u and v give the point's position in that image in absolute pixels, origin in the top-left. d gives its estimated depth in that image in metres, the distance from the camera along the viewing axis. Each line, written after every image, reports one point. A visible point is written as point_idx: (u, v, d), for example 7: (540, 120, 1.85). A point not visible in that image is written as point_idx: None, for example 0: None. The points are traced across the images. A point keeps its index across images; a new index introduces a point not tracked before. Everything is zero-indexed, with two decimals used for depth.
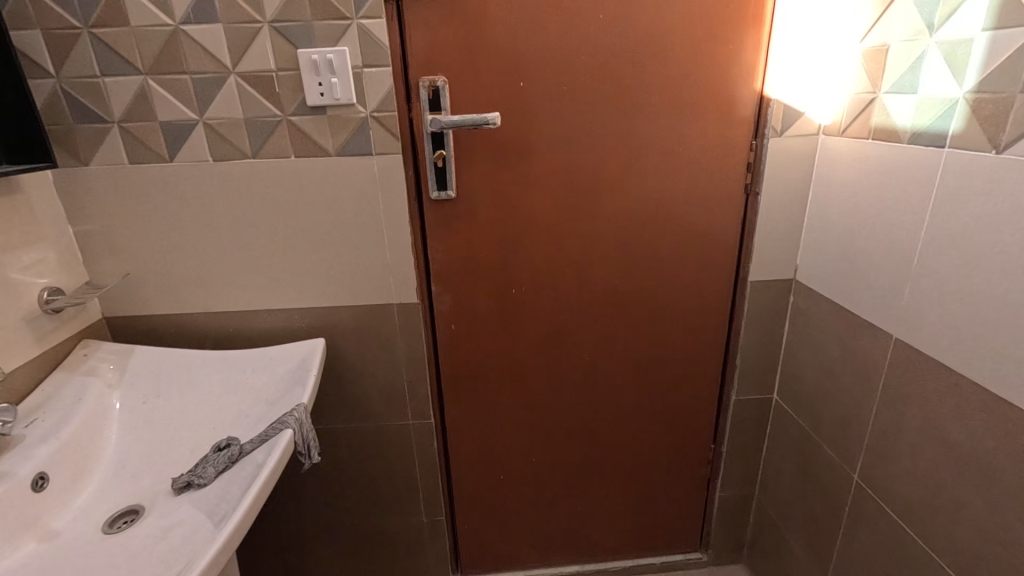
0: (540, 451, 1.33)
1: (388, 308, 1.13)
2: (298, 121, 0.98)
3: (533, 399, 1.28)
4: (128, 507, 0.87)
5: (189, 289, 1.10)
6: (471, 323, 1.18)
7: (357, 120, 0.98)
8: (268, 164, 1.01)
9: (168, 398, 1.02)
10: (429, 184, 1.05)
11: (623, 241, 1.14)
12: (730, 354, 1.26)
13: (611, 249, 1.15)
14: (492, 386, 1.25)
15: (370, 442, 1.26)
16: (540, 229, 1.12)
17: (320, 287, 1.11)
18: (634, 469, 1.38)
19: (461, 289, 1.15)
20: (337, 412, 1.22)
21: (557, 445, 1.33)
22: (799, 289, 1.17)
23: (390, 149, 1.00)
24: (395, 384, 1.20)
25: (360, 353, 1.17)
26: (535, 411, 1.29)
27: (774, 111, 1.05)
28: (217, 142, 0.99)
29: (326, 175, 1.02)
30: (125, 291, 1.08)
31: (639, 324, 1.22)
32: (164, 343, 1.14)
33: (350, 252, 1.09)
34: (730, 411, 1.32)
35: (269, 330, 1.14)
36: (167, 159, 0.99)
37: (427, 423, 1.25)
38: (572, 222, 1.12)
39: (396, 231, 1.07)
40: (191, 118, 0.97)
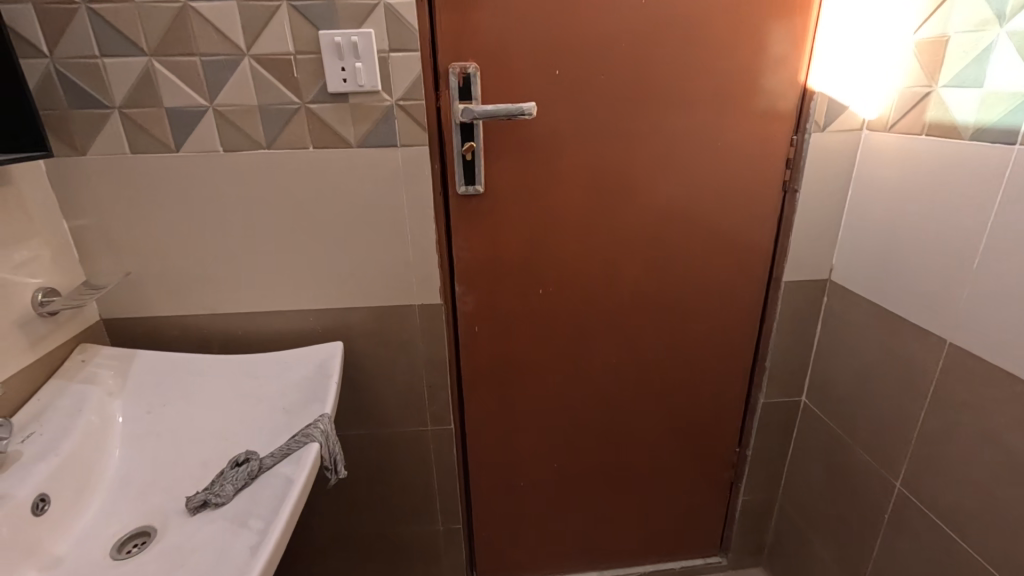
0: (562, 456, 1.28)
1: (409, 309, 1.07)
2: (318, 108, 0.91)
3: (556, 404, 1.22)
4: (139, 529, 0.81)
5: (196, 289, 1.02)
6: (494, 325, 1.12)
7: (381, 109, 0.91)
8: (284, 155, 0.94)
9: (175, 407, 0.94)
10: (456, 178, 0.98)
11: (656, 239, 1.09)
12: (760, 356, 1.23)
13: (642, 248, 1.09)
14: (514, 390, 1.20)
15: (385, 449, 1.20)
16: (570, 226, 1.06)
17: (337, 288, 1.05)
18: (657, 474, 1.34)
19: (486, 289, 1.09)
20: (353, 418, 1.16)
21: (579, 450, 1.28)
22: (834, 290, 1.14)
23: (416, 140, 0.94)
24: (414, 389, 1.14)
25: (378, 356, 1.11)
26: (558, 416, 1.24)
27: (817, 105, 1.00)
28: (228, 131, 0.91)
29: (346, 168, 0.95)
30: (125, 291, 1.01)
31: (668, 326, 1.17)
32: (168, 346, 1.06)
33: (370, 250, 1.02)
34: (756, 415, 1.28)
35: (281, 333, 1.07)
36: (173, 149, 0.92)
37: (446, 429, 1.19)
38: (603, 220, 1.06)
39: (420, 228, 1.01)
40: (200, 104, 0.89)
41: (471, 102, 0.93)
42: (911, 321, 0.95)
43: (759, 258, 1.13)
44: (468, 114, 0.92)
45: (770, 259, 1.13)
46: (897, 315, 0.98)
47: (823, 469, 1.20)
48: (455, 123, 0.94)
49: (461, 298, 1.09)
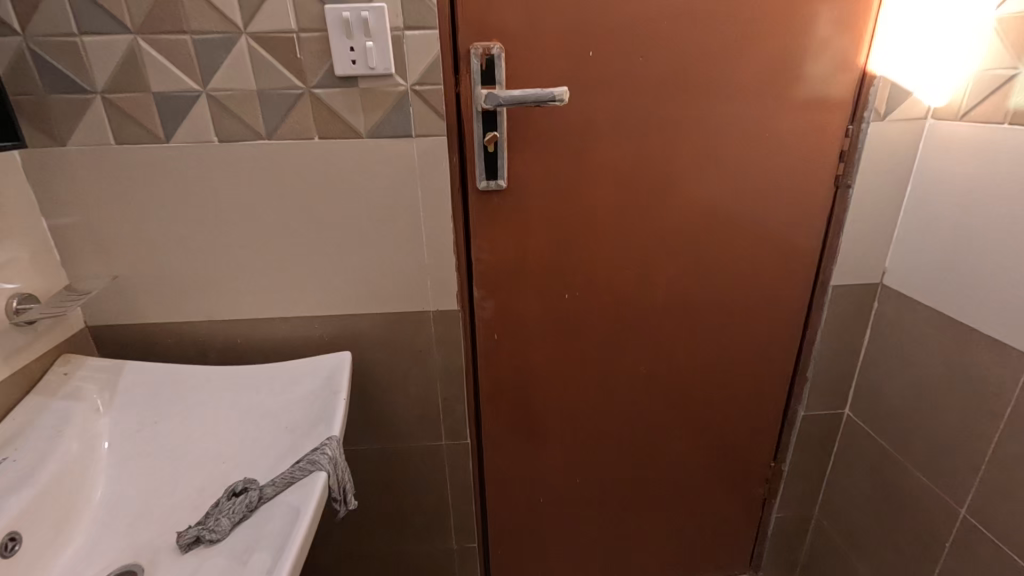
0: (585, 472, 1.19)
1: (424, 316, 0.98)
2: (324, 94, 0.81)
3: (581, 417, 1.13)
4: (127, 565, 0.72)
5: (190, 294, 0.93)
6: (516, 333, 1.03)
7: (394, 95, 0.82)
8: (286, 146, 0.84)
9: (167, 425, 0.85)
10: (477, 172, 0.89)
11: (694, 240, 0.99)
12: (801, 366, 1.13)
13: (680, 249, 1.00)
14: (536, 403, 1.11)
15: (396, 466, 1.11)
16: (600, 226, 0.96)
17: (345, 292, 0.95)
18: (686, 490, 1.25)
19: (507, 294, 0.99)
20: (361, 432, 1.07)
21: (604, 466, 1.19)
22: (887, 295, 1.04)
23: (433, 130, 0.84)
24: (428, 402, 1.05)
25: (390, 367, 1.01)
26: (583, 429, 1.15)
27: (878, 91, 0.91)
28: (225, 119, 0.82)
29: (355, 160, 0.86)
30: (113, 297, 0.92)
31: (704, 333, 1.08)
32: (159, 356, 0.97)
33: (382, 251, 0.93)
34: (795, 428, 1.19)
35: (283, 341, 0.98)
36: (163, 140, 0.82)
37: (462, 444, 1.10)
38: (637, 218, 0.97)
39: (437, 227, 0.91)
40: (192, 89, 0.80)
41: (495, 87, 0.83)
42: (983, 331, 0.85)
43: (806, 260, 1.03)
44: (493, 100, 0.81)
45: (816, 261, 1.04)
46: (965, 324, 0.88)
47: (870, 488, 1.11)
48: (476, 112, 0.84)
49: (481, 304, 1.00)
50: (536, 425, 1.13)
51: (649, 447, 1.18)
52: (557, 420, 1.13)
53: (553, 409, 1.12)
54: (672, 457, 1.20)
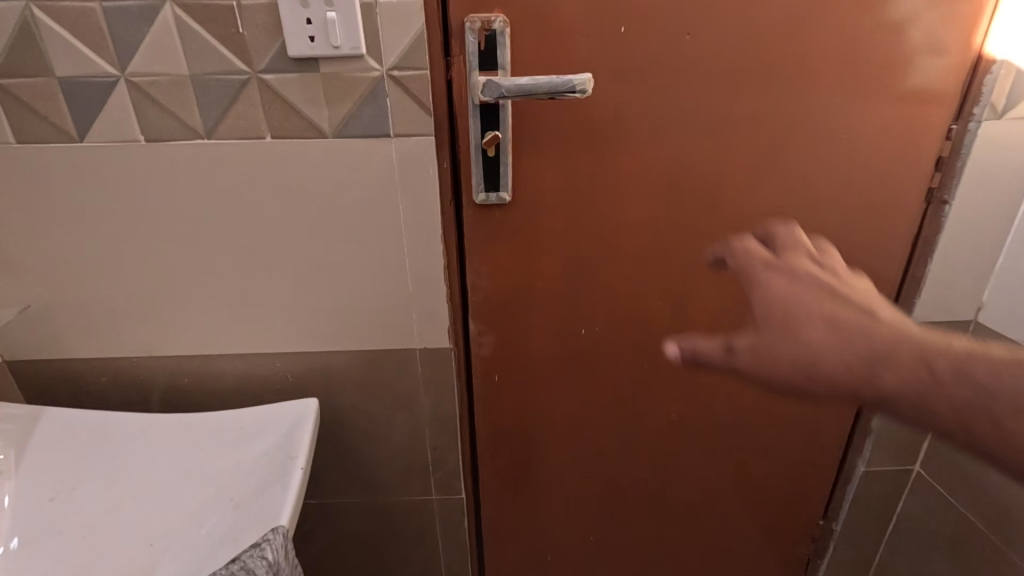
0: (600, 530, 1.01)
1: (409, 354, 0.80)
2: (276, 81, 0.63)
3: (598, 470, 0.95)
4: None
5: (125, 325, 0.76)
6: (521, 374, 0.85)
7: (366, 83, 0.63)
8: (231, 147, 0.66)
9: (87, 493, 0.69)
10: (472, 182, 0.70)
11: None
12: (866, 415, 0.94)
13: (725, 277, 0.81)
14: (544, 453, 0.93)
15: (378, 522, 0.94)
16: (627, 248, 0.78)
17: (313, 325, 0.78)
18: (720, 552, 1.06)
19: (511, 328, 0.81)
20: (336, 484, 0.90)
21: (623, 524, 1.01)
22: (982, 335, 0.85)
23: (417, 129, 0.66)
24: (415, 451, 0.88)
25: (368, 412, 0.84)
26: (599, 484, 0.97)
27: (996, 80, 0.70)
28: (151, 112, 0.64)
29: (319, 166, 0.68)
30: (31, 327, 0.75)
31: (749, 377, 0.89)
32: (92, 397, 0.81)
33: (355, 277, 0.75)
34: (852, 484, 1.00)
35: (240, 381, 0.81)
36: (76, 138, 0.65)
37: (456, 498, 0.93)
38: (674, 239, 0.78)
39: (423, 248, 0.73)
40: (107, 73, 0.62)
41: (497, 73, 0.64)
42: None
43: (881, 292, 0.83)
44: (494, 91, 0.63)
45: (894, 293, 0.84)
46: None
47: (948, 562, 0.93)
48: (472, 105, 0.66)
49: (479, 340, 0.82)
50: (543, 478, 0.95)
51: (677, 504, 1.00)
52: (569, 473, 0.95)
53: (564, 461, 0.94)
54: (704, 517, 1.01)
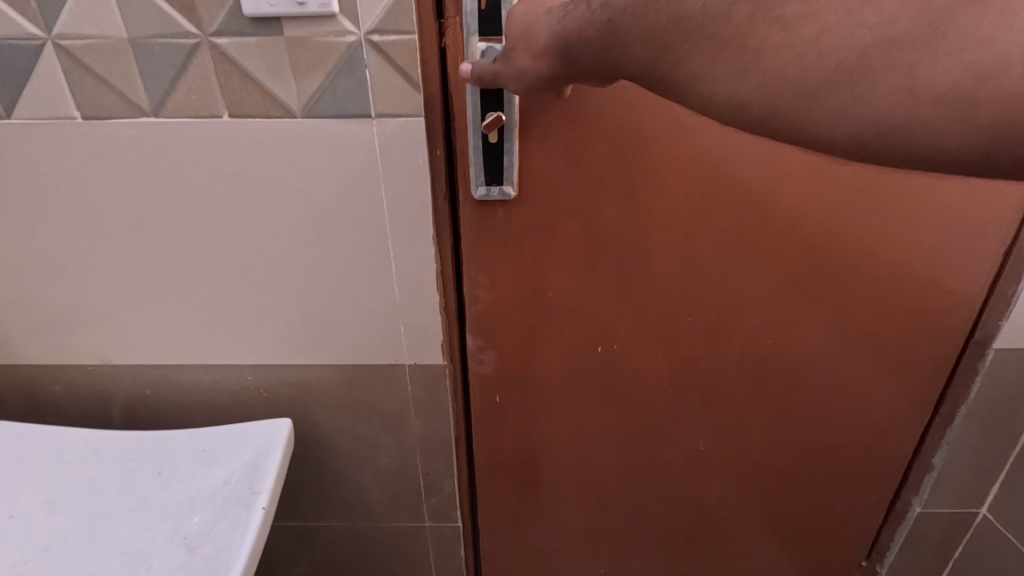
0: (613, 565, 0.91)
1: (396, 371, 0.70)
2: (231, 47, 0.52)
3: (611, 502, 0.84)
4: None
5: (76, 329, 0.67)
6: (527, 395, 0.74)
7: (339, 50, 0.52)
8: (183, 130, 0.56)
9: (24, 522, 0.60)
10: (470, 174, 0.58)
11: (792, 281, 0.67)
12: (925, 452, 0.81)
13: (771, 293, 0.68)
14: (551, 482, 0.82)
15: (365, 550, 0.85)
16: (655, 258, 0.66)
17: (288, 335, 0.68)
18: None
19: (515, 346, 0.70)
20: (318, 507, 0.81)
21: (639, 559, 0.90)
22: None
23: (403, 108, 0.54)
24: (406, 475, 0.79)
25: (352, 433, 0.75)
26: (612, 517, 0.86)
27: None
28: (85, 84, 0.53)
29: (288, 152, 0.57)
30: None
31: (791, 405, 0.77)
32: (45, 408, 0.72)
33: (334, 281, 0.64)
34: (904, 526, 0.87)
35: (208, 395, 0.72)
36: (1, 114, 0.55)
37: (451, 526, 0.83)
38: (712, 249, 0.65)
39: (413, 250, 0.62)
40: (31, 35, 0.51)
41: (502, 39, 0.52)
42: None
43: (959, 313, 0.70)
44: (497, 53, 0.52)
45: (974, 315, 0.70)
46: None
47: None
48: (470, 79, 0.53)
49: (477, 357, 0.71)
50: (549, 509, 0.85)
51: (701, 541, 0.88)
52: (579, 504, 0.84)
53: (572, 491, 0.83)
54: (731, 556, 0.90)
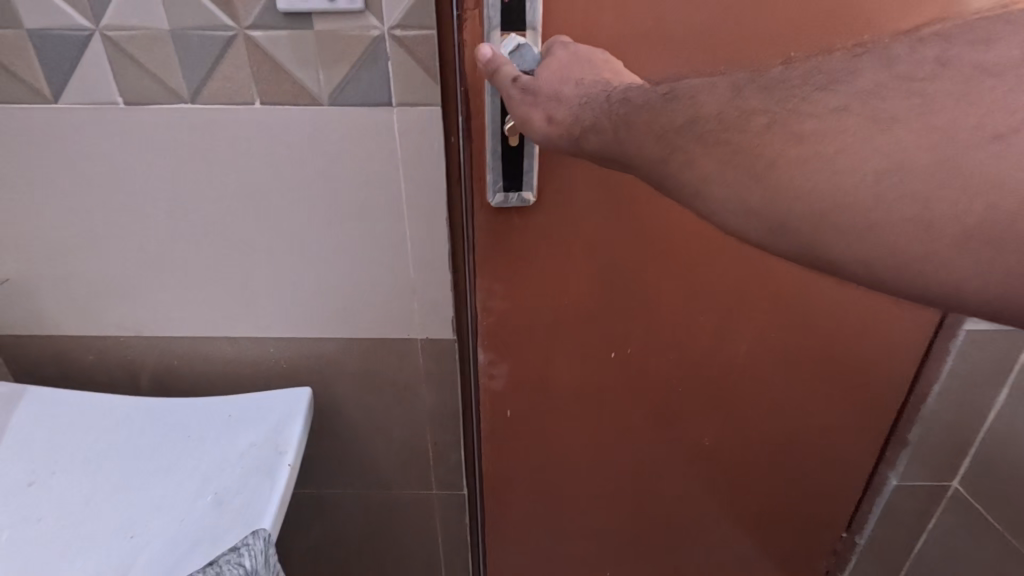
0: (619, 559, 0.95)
1: (409, 345, 0.75)
2: (265, 39, 0.56)
3: (614, 499, 0.88)
4: None
5: (110, 304, 0.72)
6: (534, 401, 0.77)
7: (365, 44, 0.56)
8: (217, 116, 0.60)
9: (65, 481, 0.65)
10: (486, 180, 0.60)
11: (786, 289, 0.71)
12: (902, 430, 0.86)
13: (765, 302, 0.72)
14: (558, 484, 0.85)
15: (375, 517, 0.91)
16: (657, 270, 0.68)
17: (309, 310, 0.73)
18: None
19: (523, 355, 0.73)
20: (333, 475, 0.86)
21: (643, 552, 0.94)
22: None
23: (421, 97, 0.59)
24: (415, 446, 0.84)
25: (366, 404, 0.80)
26: (614, 514, 0.89)
27: None
28: (128, 71, 0.58)
29: (314, 138, 0.61)
30: (13, 303, 0.71)
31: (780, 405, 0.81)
32: (80, 377, 0.77)
33: (355, 261, 0.69)
34: (882, 498, 0.93)
35: (233, 367, 0.77)
36: (50, 100, 0.59)
37: (457, 495, 0.88)
38: (712, 263, 0.68)
39: (426, 229, 0.67)
40: (81, 27, 0.56)
41: (525, 34, 0.52)
42: None
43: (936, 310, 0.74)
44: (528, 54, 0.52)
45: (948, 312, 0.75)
46: None
47: None
48: (489, 81, 0.54)
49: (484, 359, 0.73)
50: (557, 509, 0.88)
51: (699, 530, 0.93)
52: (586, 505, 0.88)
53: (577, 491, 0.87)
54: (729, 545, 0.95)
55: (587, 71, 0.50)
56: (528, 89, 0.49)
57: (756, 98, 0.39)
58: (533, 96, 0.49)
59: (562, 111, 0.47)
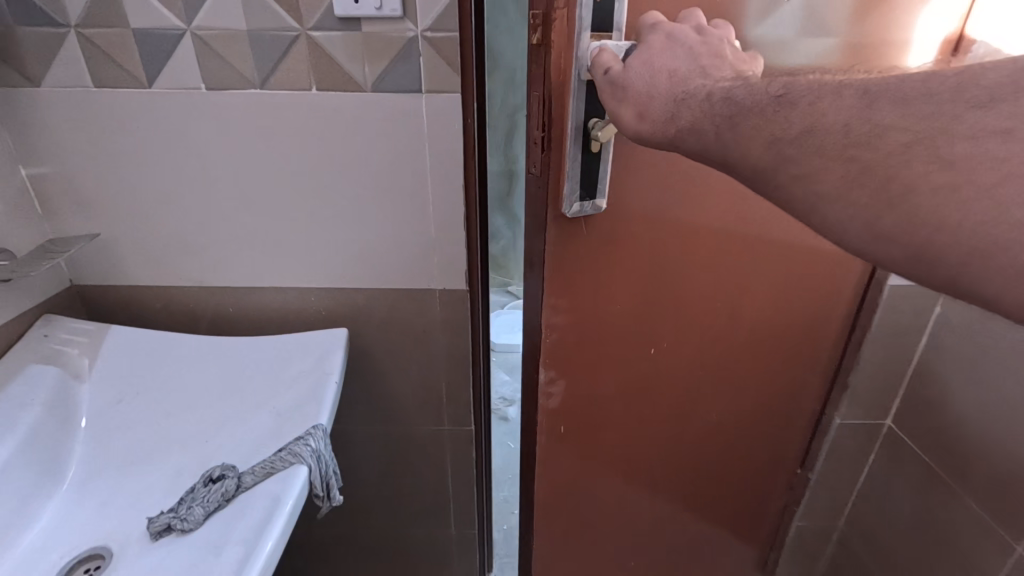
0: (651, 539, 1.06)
1: (429, 295, 0.89)
2: (323, 38, 0.70)
3: (652, 482, 0.99)
4: (93, 551, 0.65)
5: (179, 257, 0.86)
6: (585, 407, 0.87)
7: (403, 42, 0.71)
8: (280, 99, 0.75)
9: (148, 398, 0.79)
10: (565, 191, 0.66)
11: (771, 290, 0.84)
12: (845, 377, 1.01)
13: (758, 301, 0.85)
14: (601, 479, 0.95)
15: (395, 450, 1.05)
16: (683, 285, 0.80)
17: (345, 264, 0.87)
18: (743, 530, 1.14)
19: (576, 370, 0.83)
20: (359, 411, 1.01)
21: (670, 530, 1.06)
22: (952, 300, 0.92)
23: (445, 85, 0.74)
24: (431, 385, 0.98)
25: (392, 348, 0.94)
26: (651, 494, 1.00)
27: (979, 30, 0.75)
28: (211, 62, 0.72)
29: (358, 118, 0.76)
30: (98, 255, 0.85)
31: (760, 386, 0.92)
32: (149, 323, 0.91)
33: (387, 222, 0.84)
34: (828, 436, 1.07)
35: (280, 313, 0.91)
36: (145, 85, 0.73)
37: (466, 430, 1.03)
38: (722, 264, 0.79)
39: (446, 195, 0.81)
40: (175, 26, 0.70)
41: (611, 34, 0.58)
42: None
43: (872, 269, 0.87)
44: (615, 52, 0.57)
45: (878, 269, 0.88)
46: None
47: (911, 509, 1.00)
48: (576, 82, 0.59)
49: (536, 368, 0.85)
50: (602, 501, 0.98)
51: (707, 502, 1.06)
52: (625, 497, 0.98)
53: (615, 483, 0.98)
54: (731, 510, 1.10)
55: (680, 59, 0.52)
56: (616, 80, 0.54)
57: (893, 112, 0.38)
58: (622, 88, 0.53)
59: (657, 108, 0.51)
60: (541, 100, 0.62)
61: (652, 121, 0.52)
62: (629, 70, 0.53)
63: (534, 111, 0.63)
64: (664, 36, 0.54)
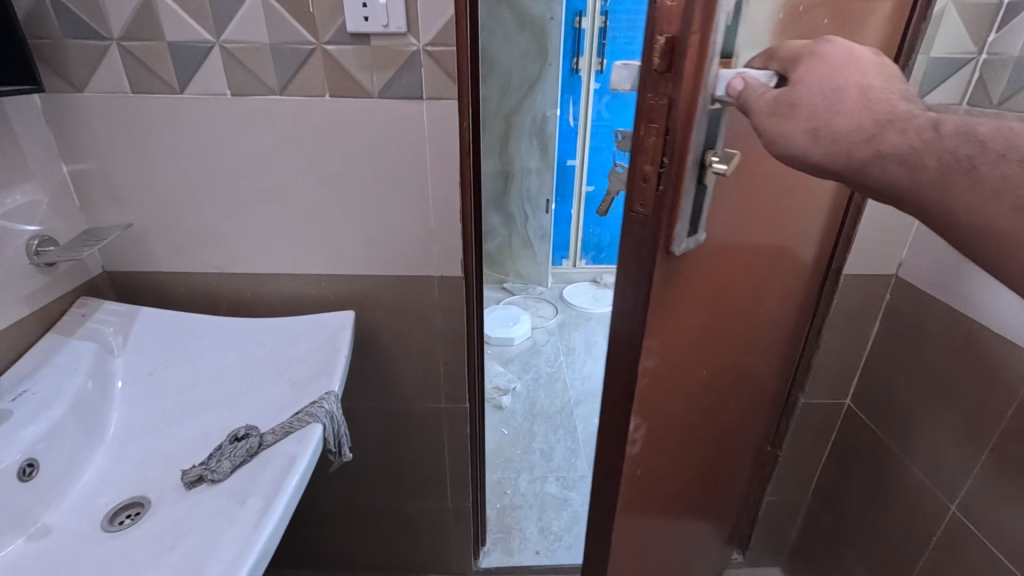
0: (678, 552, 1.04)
1: (429, 281, 0.99)
2: (336, 50, 0.80)
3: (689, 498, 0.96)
4: (133, 499, 0.74)
5: (202, 246, 0.95)
6: (665, 439, 0.78)
7: (406, 54, 0.80)
8: (297, 104, 0.84)
9: (177, 370, 0.88)
10: (676, 236, 0.55)
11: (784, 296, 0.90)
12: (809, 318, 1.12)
13: (775, 308, 0.89)
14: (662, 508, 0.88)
15: (397, 426, 1.14)
16: (740, 297, 0.77)
17: (352, 253, 0.96)
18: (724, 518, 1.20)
19: (660, 402, 0.71)
20: (364, 389, 1.10)
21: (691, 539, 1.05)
22: (901, 288, 1.01)
23: (444, 93, 0.83)
24: (429, 365, 1.08)
25: (394, 330, 1.04)
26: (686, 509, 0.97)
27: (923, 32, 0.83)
28: (236, 72, 0.81)
29: (366, 121, 0.85)
30: (129, 243, 0.94)
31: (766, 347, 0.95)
32: (174, 305, 1.01)
33: (390, 215, 0.93)
34: (795, 415, 1.17)
35: (292, 298, 1.00)
36: (177, 91, 0.83)
37: (461, 407, 1.13)
38: (767, 224, 0.75)
39: (444, 190, 0.91)
40: (205, 40, 0.79)
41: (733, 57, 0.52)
42: (998, 331, 0.82)
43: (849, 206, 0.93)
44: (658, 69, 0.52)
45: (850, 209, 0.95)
46: (979, 325, 0.85)
47: (868, 481, 1.10)
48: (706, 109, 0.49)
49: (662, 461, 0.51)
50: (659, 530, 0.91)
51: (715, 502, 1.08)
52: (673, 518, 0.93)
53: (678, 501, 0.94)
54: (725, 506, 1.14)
55: (852, 67, 0.47)
56: (781, 98, 0.47)
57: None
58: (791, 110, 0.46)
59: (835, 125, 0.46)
60: (662, 130, 0.49)
61: (829, 140, 0.46)
62: (799, 88, 0.47)
63: (646, 141, 0.51)
64: (843, 46, 0.48)
